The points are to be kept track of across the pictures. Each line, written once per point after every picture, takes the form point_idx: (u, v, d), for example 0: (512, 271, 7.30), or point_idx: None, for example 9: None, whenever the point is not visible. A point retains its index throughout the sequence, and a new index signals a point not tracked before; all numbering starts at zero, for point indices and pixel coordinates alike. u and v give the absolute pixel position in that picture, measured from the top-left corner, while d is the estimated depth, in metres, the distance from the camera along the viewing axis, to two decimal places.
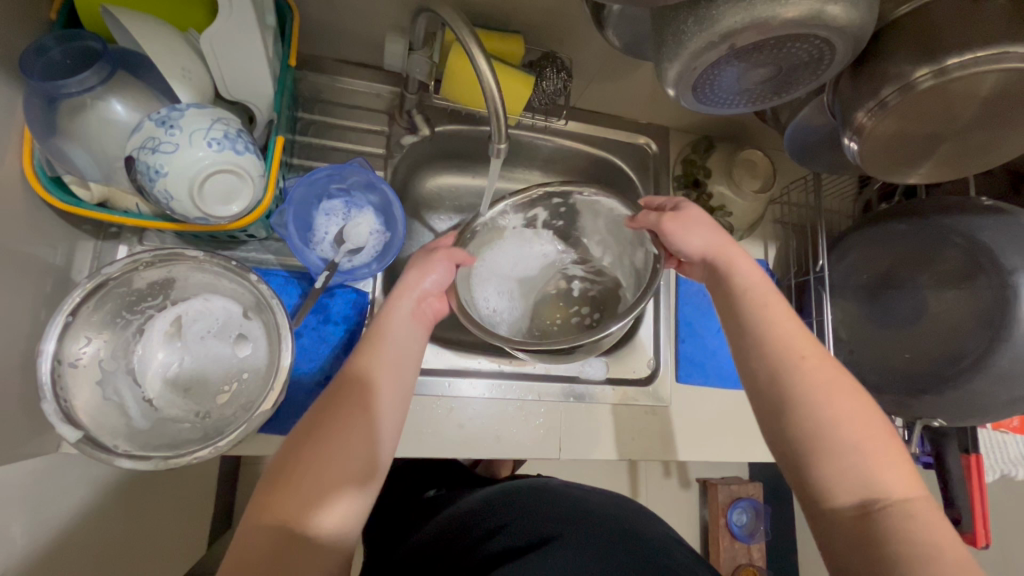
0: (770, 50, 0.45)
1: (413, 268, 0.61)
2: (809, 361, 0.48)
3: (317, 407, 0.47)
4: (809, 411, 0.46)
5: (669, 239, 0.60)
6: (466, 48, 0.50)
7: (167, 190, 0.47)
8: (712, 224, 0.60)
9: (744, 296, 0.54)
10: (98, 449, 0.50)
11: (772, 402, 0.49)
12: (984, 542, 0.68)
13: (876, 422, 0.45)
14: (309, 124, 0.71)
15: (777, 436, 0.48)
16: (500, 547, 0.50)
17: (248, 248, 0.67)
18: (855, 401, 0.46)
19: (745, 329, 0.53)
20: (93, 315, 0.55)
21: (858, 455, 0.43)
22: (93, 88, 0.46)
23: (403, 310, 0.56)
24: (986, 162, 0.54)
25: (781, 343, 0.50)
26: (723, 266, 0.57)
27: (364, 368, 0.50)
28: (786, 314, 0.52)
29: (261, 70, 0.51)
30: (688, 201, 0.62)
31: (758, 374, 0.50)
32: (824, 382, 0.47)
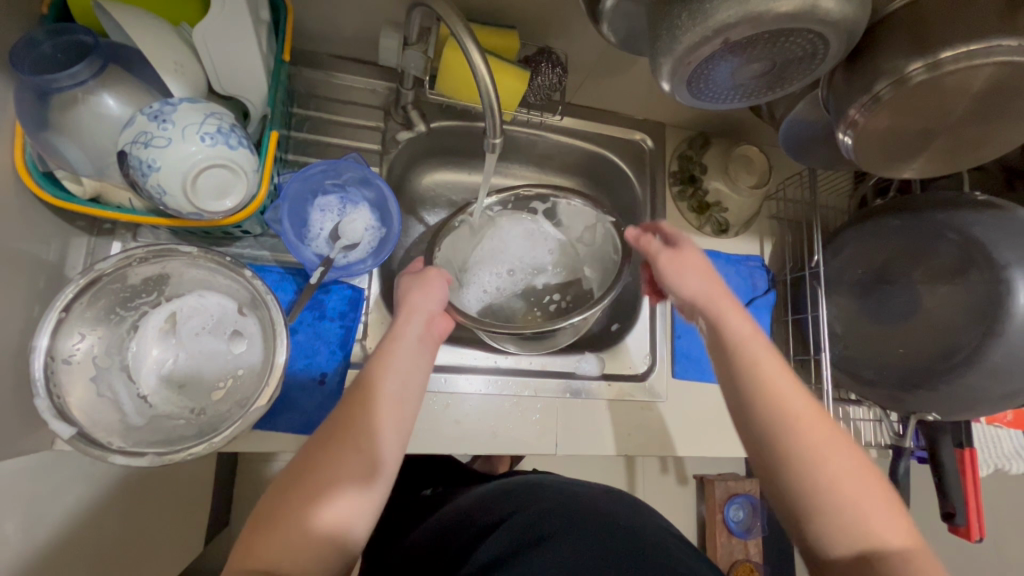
0: (764, 45, 0.45)
1: (411, 289, 0.60)
2: (808, 418, 0.48)
3: (303, 460, 0.46)
4: (808, 466, 0.45)
5: (665, 276, 0.60)
6: (460, 42, 0.50)
7: (160, 185, 0.47)
8: (709, 270, 0.59)
9: (740, 346, 0.52)
10: (92, 446, 0.49)
11: (770, 456, 0.48)
12: (978, 536, 0.69)
13: (865, 470, 0.46)
14: (304, 120, 0.70)
15: (775, 490, 0.47)
16: (493, 548, 0.49)
17: (243, 245, 0.67)
18: (852, 456, 0.46)
19: (741, 382, 0.51)
20: (86, 311, 0.54)
21: (860, 511, 0.44)
22: (85, 81, 0.46)
23: (409, 336, 0.56)
24: (979, 157, 0.54)
25: (780, 397, 0.49)
26: (714, 315, 0.55)
27: (353, 411, 0.48)
28: (780, 365, 0.51)
29: (255, 64, 0.51)
30: (687, 240, 0.61)
31: (755, 429, 0.49)
32: (822, 439, 0.46)
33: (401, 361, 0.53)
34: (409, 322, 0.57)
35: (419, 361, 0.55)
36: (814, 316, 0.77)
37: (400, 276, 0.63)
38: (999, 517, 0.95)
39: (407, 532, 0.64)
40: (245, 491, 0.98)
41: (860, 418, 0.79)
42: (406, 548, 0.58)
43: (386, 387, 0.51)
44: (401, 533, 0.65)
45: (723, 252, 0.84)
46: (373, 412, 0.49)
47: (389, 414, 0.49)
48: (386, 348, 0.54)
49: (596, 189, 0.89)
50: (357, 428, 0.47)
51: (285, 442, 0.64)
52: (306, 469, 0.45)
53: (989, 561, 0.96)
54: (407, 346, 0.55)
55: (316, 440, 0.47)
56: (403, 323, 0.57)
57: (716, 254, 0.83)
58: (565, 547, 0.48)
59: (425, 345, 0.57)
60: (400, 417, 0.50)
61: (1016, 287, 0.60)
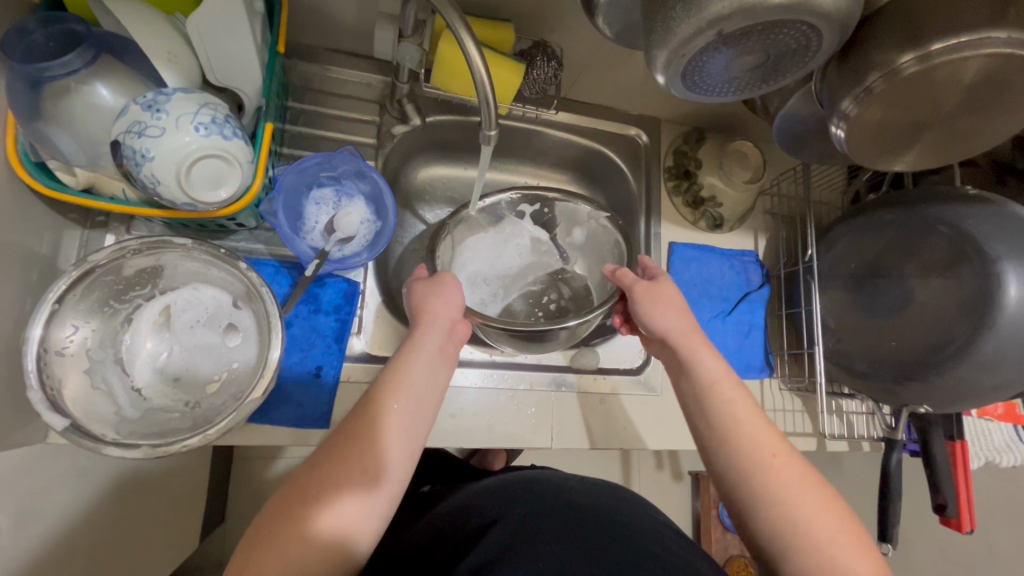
0: (758, 37, 0.45)
1: (427, 296, 0.59)
2: (779, 459, 0.49)
3: (304, 474, 0.45)
4: (779, 503, 0.46)
5: (639, 311, 0.61)
6: (456, 35, 0.49)
7: (155, 175, 0.47)
8: (682, 307, 0.60)
9: (711, 390, 0.54)
10: (85, 438, 0.49)
11: (743, 494, 0.49)
12: (969, 527, 0.70)
13: (841, 513, 0.46)
14: (299, 114, 0.70)
15: (747, 530, 0.48)
16: (486, 545, 0.48)
17: (238, 238, 0.67)
18: (823, 496, 0.47)
19: (713, 423, 0.53)
20: (80, 303, 0.54)
21: (835, 548, 0.44)
22: (77, 70, 0.46)
23: (428, 347, 0.55)
24: (970, 150, 0.54)
25: (750, 439, 0.50)
26: (683, 356, 0.57)
27: (362, 423, 0.48)
28: (749, 409, 0.53)
29: (249, 55, 0.51)
30: (663, 278, 0.63)
31: (726, 469, 0.50)
32: (794, 479, 0.48)
33: (417, 373, 0.53)
34: (427, 332, 0.56)
35: (436, 374, 0.55)
36: (808, 310, 0.77)
37: (410, 282, 0.62)
38: (990, 510, 0.96)
39: (403, 526, 0.64)
40: (241, 487, 0.98)
41: (853, 411, 0.82)
42: (398, 544, 0.57)
43: (398, 402, 0.50)
44: (397, 527, 0.65)
45: (717, 247, 0.84)
46: (382, 424, 0.48)
47: (398, 427, 0.49)
48: (402, 360, 0.54)
49: (591, 185, 0.89)
50: (364, 442, 0.47)
51: (280, 436, 0.63)
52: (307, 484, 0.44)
53: (980, 554, 0.97)
54: (425, 356, 0.55)
55: (321, 453, 0.47)
56: (421, 333, 0.56)
57: (711, 249, 0.83)
58: (560, 546, 0.47)
59: (444, 355, 0.57)
60: (410, 431, 0.50)
61: (1006, 280, 0.60)
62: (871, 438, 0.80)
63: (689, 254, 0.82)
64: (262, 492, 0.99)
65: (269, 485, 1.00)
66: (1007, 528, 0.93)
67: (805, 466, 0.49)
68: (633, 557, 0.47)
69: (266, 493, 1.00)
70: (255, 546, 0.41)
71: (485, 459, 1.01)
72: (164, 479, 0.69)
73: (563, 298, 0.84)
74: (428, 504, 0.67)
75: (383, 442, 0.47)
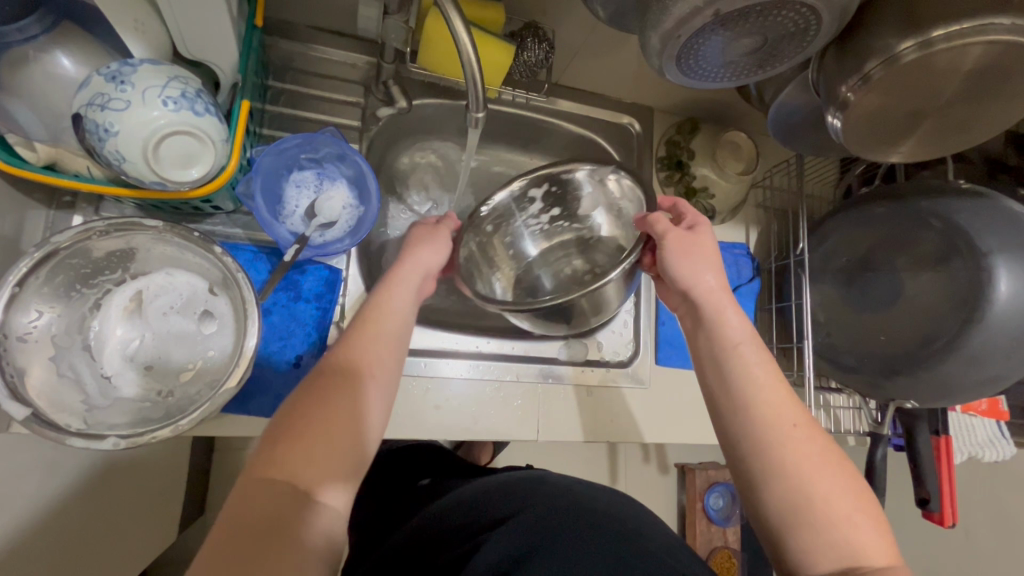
0: (756, 18, 0.43)
1: (418, 243, 0.59)
2: (802, 431, 0.47)
3: (271, 449, 0.41)
4: (796, 475, 0.45)
5: (670, 259, 0.57)
6: (443, 12, 0.46)
7: (119, 152, 0.44)
8: (716, 262, 0.57)
9: (732, 354, 0.52)
10: (47, 428, 0.47)
11: (756, 465, 0.47)
12: (950, 521, 0.70)
13: (857, 489, 0.45)
14: (280, 93, 0.68)
15: (754, 505, 0.47)
16: (511, 529, 0.48)
17: (215, 222, 0.64)
18: (843, 474, 0.45)
19: (733, 387, 0.50)
20: (43, 287, 0.52)
21: (850, 529, 0.43)
22: (35, 37, 0.43)
23: (410, 314, 0.54)
24: (967, 141, 0.54)
25: (771, 406, 0.48)
26: (709, 311, 0.55)
27: (333, 397, 0.45)
28: (773, 373, 0.51)
29: (226, 35, 0.47)
30: (705, 228, 0.59)
31: (739, 438, 0.48)
32: (815, 453, 0.46)
33: (386, 335, 0.51)
34: (401, 291, 0.55)
35: (396, 329, 0.52)
36: (798, 303, 0.76)
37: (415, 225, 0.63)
38: (969, 504, 0.97)
39: (393, 525, 0.62)
40: (219, 478, 0.96)
41: (840, 406, 0.81)
42: (393, 541, 0.56)
43: (371, 352, 0.49)
44: (386, 526, 0.64)
45: None
46: (365, 403, 0.46)
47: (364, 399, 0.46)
48: (378, 309, 0.52)
49: None
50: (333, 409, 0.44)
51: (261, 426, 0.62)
52: (273, 461, 0.40)
53: (961, 547, 0.98)
54: (397, 317, 0.53)
55: (293, 420, 0.43)
56: (392, 291, 0.54)
57: None
58: (572, 548, 0.46)
59: (407, 312, 0.54)
60: (383, 375, 0.49)
61: (998, 275, 0.60)
62: (857, 433, 0.79)
63: None
64: None
65: None
66: (987, 521, 0.94)
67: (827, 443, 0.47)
68: (620, 551, 0.46)
69: None
70: (231, 534, 0.37)
71: (472, 451, 1.01)
72: None
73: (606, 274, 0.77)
74: (415, 500, 0.66)
75: (340, 415, 0.44)
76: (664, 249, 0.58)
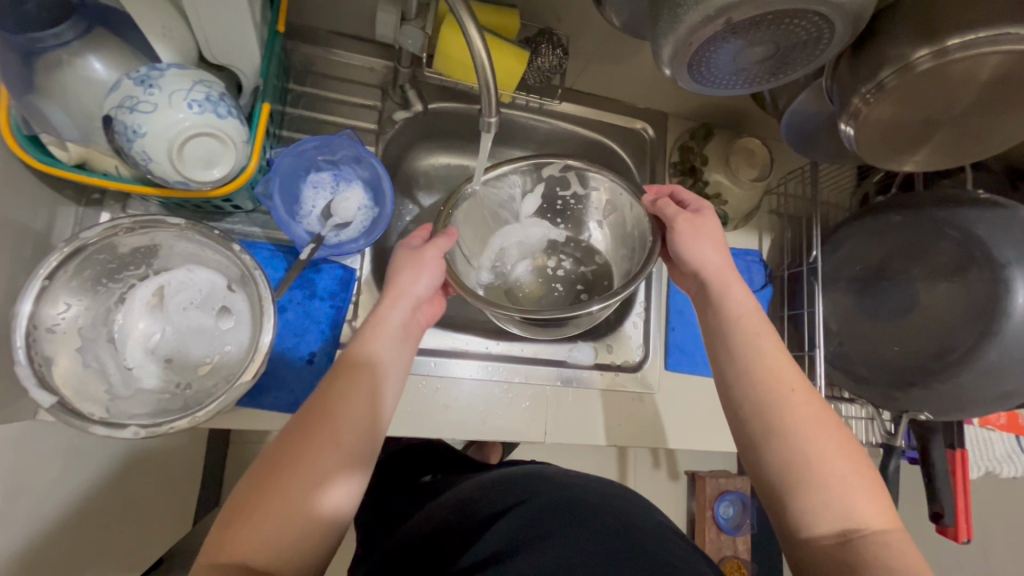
0: (769, 27, 0.43)
1: (404, 267, 0.58)
2: (800, 395, 0.48)
3: (251, 486, 0.41)
4: (792, 435, 0.46)
5: (677, 237, 0.59)
6: (458, 20, 0.47)
7: (146, 152, 0.46)
8: (723, 243, 0.58)
9: (737, 323, 0.53)
10: (72, 416, 0.49)
11: (758, 432, 0.48)
12: (966, 537, 0.69)
13: (851, 451, 0.45)
14: (300, 96, 0.69)
15: (754, 465, 0.48)
16: (513, 517, 0.49)
17: (234, 221, 0.66)
18: (838, 436, 0.46)
19: (734, 355, 0.52)
20: (72, 280, 0.54)
21: (845, 490, 0.43)
22: (69, 42, 0.45)
23: (401, 365, 0.54)
24: (984, 150, 0.53)
25: (769, 374, 0.49)
26: (716, 288, 0.56)
27: (298, 451, 0.43)
28: (776, 343, 0.52)
29: (249, 39, 0.49)
30: (710, 209, 0.60)
31: (744, 399, 0.50)
32: (811, 414, 0.47)
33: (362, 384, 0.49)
34: (386, 333, 0.54)
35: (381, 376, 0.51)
36: (809, 311, 0.75)
37: (399, 247, 0.60)
38: (987, 520, 0.95)
39: (399, 520, 0.63)
40: (233, 470, 0.98)
41: (853, 416, 0.79)
42: (393, 538, 0.56)
43: (354, 389, 0.48)
44: (389, 524, 0.64)
45: None
46: (334, 451, 0.44)
47: (328, 454, 0.44)
48: (358, 349, 0.52)
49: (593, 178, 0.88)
50: (297, 461, 0.43)
51: (274, 420, 0.63)
52: (251, 510, 0.40)
53: (978, 565, 0.96)
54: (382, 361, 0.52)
55: (254, 480, 0.42)
56: (372, 340, 0.53)
57: None
58: (571, 540, 0.47)
59: (395, 356, 0.53)
60: (353, 427, 0.46)
61: (1015, 287, 0.59)
62: (870, 444, 0.78)
63: None
64: None
65: None
66: (1006, 538, 0.92)
67: (824, 407, 0.48)
68: (621, 548, 0.46)
69: None
70: None
71: (481, 450, 1.02)
72: (153, 457, 0.69)
73: (592, 290, 0.81)
74: (417, 498, 0.66)
75: (308, 476, 0.42)
76: (674, 229, 0.59)
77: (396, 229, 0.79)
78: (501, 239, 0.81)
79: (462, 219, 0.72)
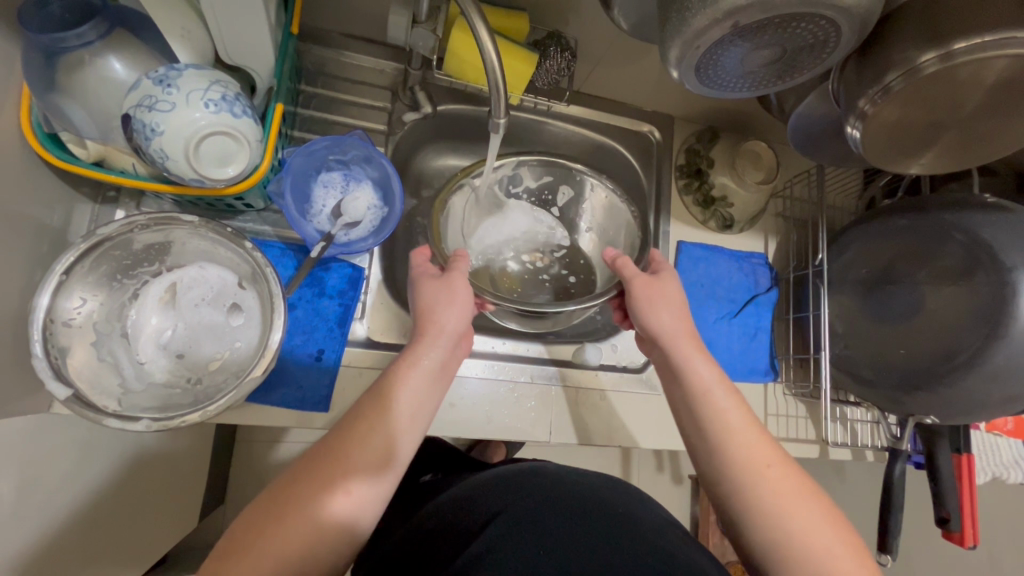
0: (775, 30, 0.44)
1: (430, 303, 0.57)
2: (775, 470, 0.47)
3: (251, 530, 0.41)
4: (772, 508, 0.45)
5: (637, 308, 0.60)
6: (469, 22, 0.48)
7: (163, 150, 0.47)
8: (679, 306, 0.60)
9: (704, 397, 0.53)
10: (87, 408, 0.50)
11: (735, 507, 0.47)
12: (971, 542, 0.68)
13: (831, 517, 0.45)
14: (312, 97, 0.70)
15: (737, 537, 0.47)
16: (500, 520, 0.49)
17: (246, 219, 0.67)
18: (818, 506, 0.46)
19: (703, 432, 0.51)
20: (87, 275, 0.55)
21: (833, 560, 0.43)
22: (91, 42, 0.46)
23: (429, 408, 0.52)
24: (990, 153, 0.53)
25: (743, 451, 0.49)
26: (678, 358, 0.56)
27: (298, 492, 0.42)
28: (744, 415, 0.52)
29: (262, 38, 0.49)
30: (664, 274, 0.63)
31: (722, 474, 0.49)
32: (789, 488, 0.46)
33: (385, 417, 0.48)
34: (415, 374, 0.52)
35: (410, 408, 0.50)
36: (816, 313, 0.77)
37: (416, 277, 0.60)
38: (994, 527, 0.95)
39: (400, 519, 0.63)
40: (239, 469, 0.99)
41: (858, 419, 0.80)
42: (391, 542, 0.56)
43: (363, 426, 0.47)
44: (391, 520, 0.64)
45: (727, 248, 0.83)
46: (338, 485, 0.43)
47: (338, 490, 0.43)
48: (387, 386, 0.51)
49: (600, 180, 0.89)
50: (301, 496, 0.42)
51: (282, 416, 0.64)
52: (249, 554, 0.39)
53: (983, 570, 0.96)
54: (409, 396, 0.51)
55: (254, 521, 0.41)
56: (405, 381, 0.51)
57: (720, 250, 0.82)
58: (566, 542, 0.46)
59: (423, 401, 0.51)
60: (368, 455, 0.46)
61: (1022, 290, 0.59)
62: (874, 448, 0.78)
63: (697, 255, 0.81)
64: (260, 474, 1.00)
65: (268, 469, 1.00)
66: (1013, 545, 0.92)
67: (801, 475, 0.48)
68: (626, 546, 0.47)
69: (265, 475, 1.00)
70: None
71: (485, 451, 1.03)
72: (162, 452, 0.70)
73: (580, 274, 0.81)
74: (421, 495, 0.67)
75: (307, 520, 0.41)
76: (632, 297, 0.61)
77: (404, 227, 0.79)
78: (489, 231, 0.79)
79: (455, 202, 0.72)
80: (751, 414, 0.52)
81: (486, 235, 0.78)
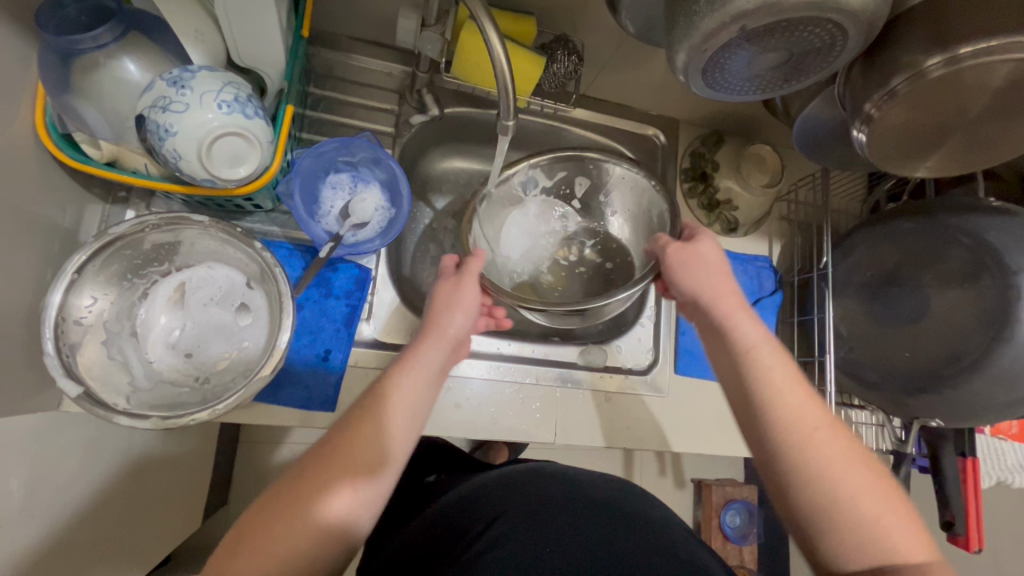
0: (782, 34, 0.44)
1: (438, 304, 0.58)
2: (824, 434, 0.46)
3: (262, 524, 0.41)
4: (820, 474, 0.45)
5: (676, 273, 0.59)
6: (479, 26, 0.48)
7: (176, 150, 0.48)
8: (722, 268, 0.58)
9: (747, 356, 0.52)
10: (97, 406, 0.50)
11: (779, 471, 0.47)
12: (977, 546, 0.68)
13: (879, 483, 0.45)
14: (321, 100, 0.71)
15: (780, 500, 0.47)
16: (501, 522, 0.48)
17: (255, 219, 0.68)
18: (866, 471, 0.45)
19: (749, 394, 0.50)
20: (98, 274, 0.55)
21: (879, 528, 0.43)
22: (106, 45, 0.46)
23: (426, 407, 0.52)
24: (996, 156, 0.53)
25: (791, 413, 0.47)
26: (722, 317, 0.54)
27: (299, 491, 0.43)
28: (791, 375, 0.50)
29: (273, 41, 0.50)
30: (703, 237, 0.61)
31: (766, 438, 0.48)
32: (839, 454, 0.45)
33: (386, 419, 0.48)
34: (413, 375, 0.52)
35: (410, 406, 0.50)
36: (820, 317, 0.76)
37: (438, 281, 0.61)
38: None
39: (404, 520, 0.63)
40: (243, 469, 0.99)
41: (863, 422, 0.79)
42: (394, 544, 0.56)
43: (367, 425, 0.47)
44: (397, 521, 0.65)
45: (731, 251, 0.83)
46: (338, 483, 0.43)
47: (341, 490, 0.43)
48: (388, 387, 0.50)
49: None
50: (301, 496, 0.42)
51: (289, 416, 0.64)
52: (251, 551, 0.39)
53: None
54: (410, 400, 0.50)
55: (262, 514, 0.42)
56: (404, 380, 0.51)
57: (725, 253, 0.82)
58: (568, 546, 0.46)
59: (421, 397, 0.51)
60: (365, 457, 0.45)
61: None
62: (879, 451, 0.78)
63: None
64: (264, 474, 1.00)
65: (272, 469, 1.00)
66: None
67: (849, 438, 0.47)
68: (631, 547, 0.47)
69: (268, 475, 1.00)
70: None
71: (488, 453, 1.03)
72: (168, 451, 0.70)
73: (615, 258, 0.83)
74: (426, 496, 0.67)
75: (307, 519, 0.41)
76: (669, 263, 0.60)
77: (411, 228, 0.80)
78: (511, 241, 0.80)
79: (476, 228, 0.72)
80: (799, 374, 0.51)
81: (508, 244, 0.79)
